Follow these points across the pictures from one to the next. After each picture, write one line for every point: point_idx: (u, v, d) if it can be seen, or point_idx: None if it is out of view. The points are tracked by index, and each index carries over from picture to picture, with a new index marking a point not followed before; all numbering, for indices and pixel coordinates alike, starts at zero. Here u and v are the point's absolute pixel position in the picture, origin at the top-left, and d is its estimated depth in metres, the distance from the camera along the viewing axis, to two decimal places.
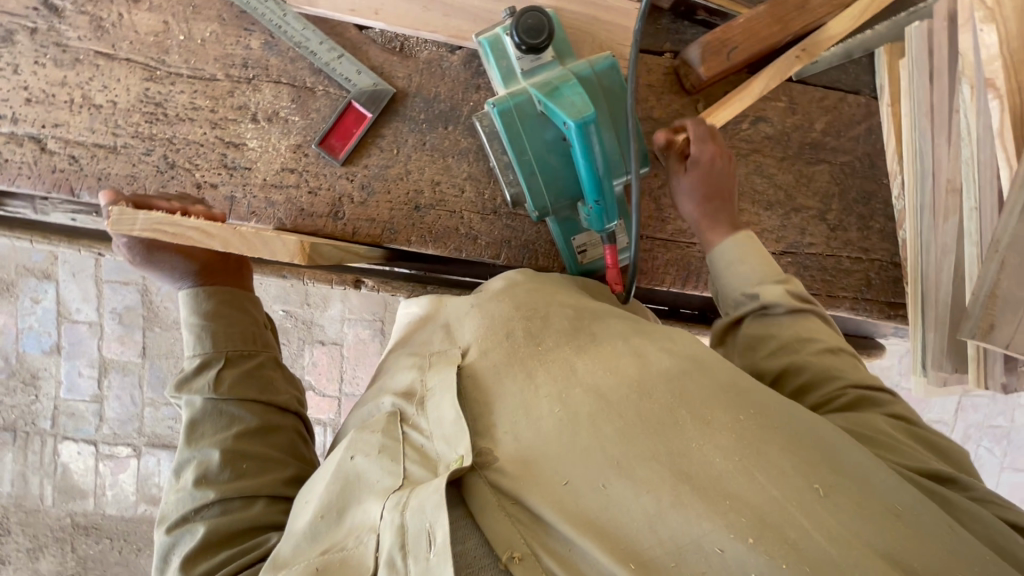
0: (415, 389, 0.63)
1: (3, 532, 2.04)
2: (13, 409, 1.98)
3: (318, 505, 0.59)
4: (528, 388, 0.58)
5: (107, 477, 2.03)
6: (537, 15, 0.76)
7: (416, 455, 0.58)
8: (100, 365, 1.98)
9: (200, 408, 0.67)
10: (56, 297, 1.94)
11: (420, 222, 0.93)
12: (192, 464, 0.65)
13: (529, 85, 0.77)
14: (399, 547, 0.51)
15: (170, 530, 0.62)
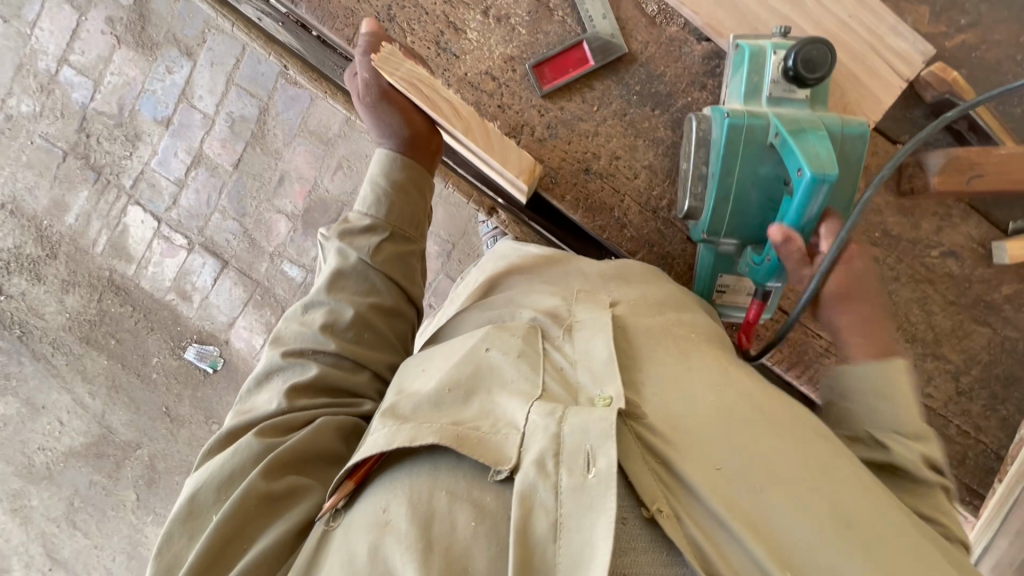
0: (561, 317, 0.82)
1: (49, 256, 2.16)
2: (107, 156, 2.07)
3: (455, 380, 0.73)
4: (683, 370, 0.73)
5: (155, 255, 2.13)
6: (822, 49, 0.70)
7: (556, 374, 0.72)
8: (195, 155, 2.04)
9: (351, 265, 0.89)
10: (187, 76, 1.99)
11: (582, 186, 0.91)
12: (325, 311, 0.88)
13: (774, 113, 0.73)
14: (553, 452, 0.61)
15: (286, 356, 0.86)
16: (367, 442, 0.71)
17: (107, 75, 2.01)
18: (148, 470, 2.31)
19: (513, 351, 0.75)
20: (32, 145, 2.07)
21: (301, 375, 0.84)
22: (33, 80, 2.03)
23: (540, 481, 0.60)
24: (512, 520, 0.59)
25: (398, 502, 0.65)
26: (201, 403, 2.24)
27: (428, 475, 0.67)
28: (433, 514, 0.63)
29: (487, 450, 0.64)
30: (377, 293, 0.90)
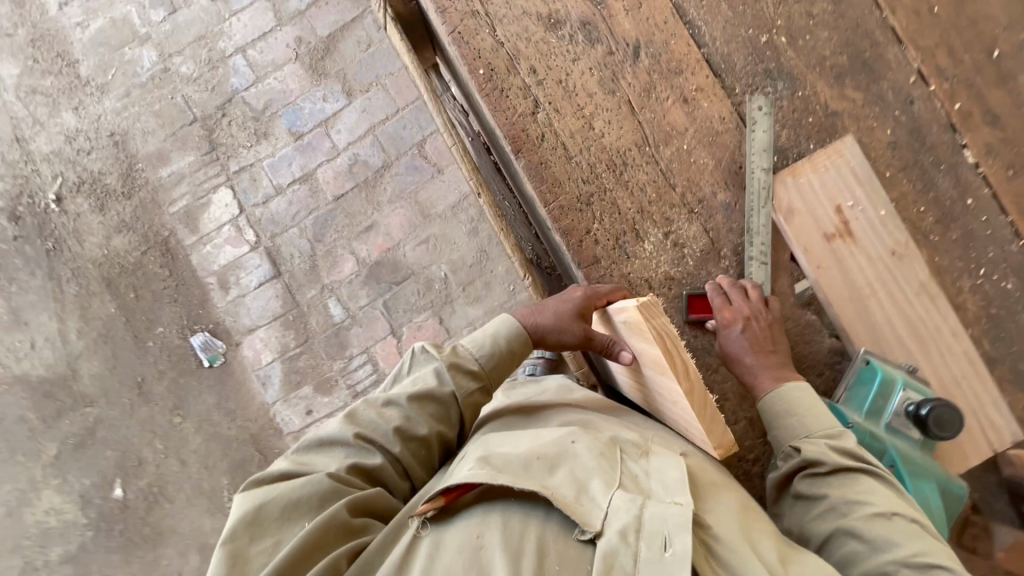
0: (638, 441, 0.95)
1: (123, 194, 2.19)
2: (229, 138, 2.18)
3: (545, 453, 0.88)
4: (743, 516, 0.85)
5: (219, 238, 2.17)
6: (949, 413, 0.80)
7: (632, 476, 0.86)
8: (306, 173, 2.15)
9: (442, 392, 1.00)
10: (337, 110, 2.16)
11: None
12: (402, 417, 0.98)
13: (891, 448, 0.87)
14: (635, 529, 0.77)
15: (357, 437, 0.96)
16: (463, 474, 0.85)
17: (270, 78, 2.18)
18: (84, 431, 2.17)
19: (598, 449, 0.89)
20: (171, 99, 2.20)
21: (365, 459, 0.95)
22: (206, 53, 2.20)
23: (621, 548, 0.75)
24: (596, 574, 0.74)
25: (490, 530, 0.80)
26: (177, 390, 2.15)
27: (519, 516, 0.81)
28: (527, 550, 0.77)
29: (580, 516, 0.79)
30: (448, 424, 1.01)
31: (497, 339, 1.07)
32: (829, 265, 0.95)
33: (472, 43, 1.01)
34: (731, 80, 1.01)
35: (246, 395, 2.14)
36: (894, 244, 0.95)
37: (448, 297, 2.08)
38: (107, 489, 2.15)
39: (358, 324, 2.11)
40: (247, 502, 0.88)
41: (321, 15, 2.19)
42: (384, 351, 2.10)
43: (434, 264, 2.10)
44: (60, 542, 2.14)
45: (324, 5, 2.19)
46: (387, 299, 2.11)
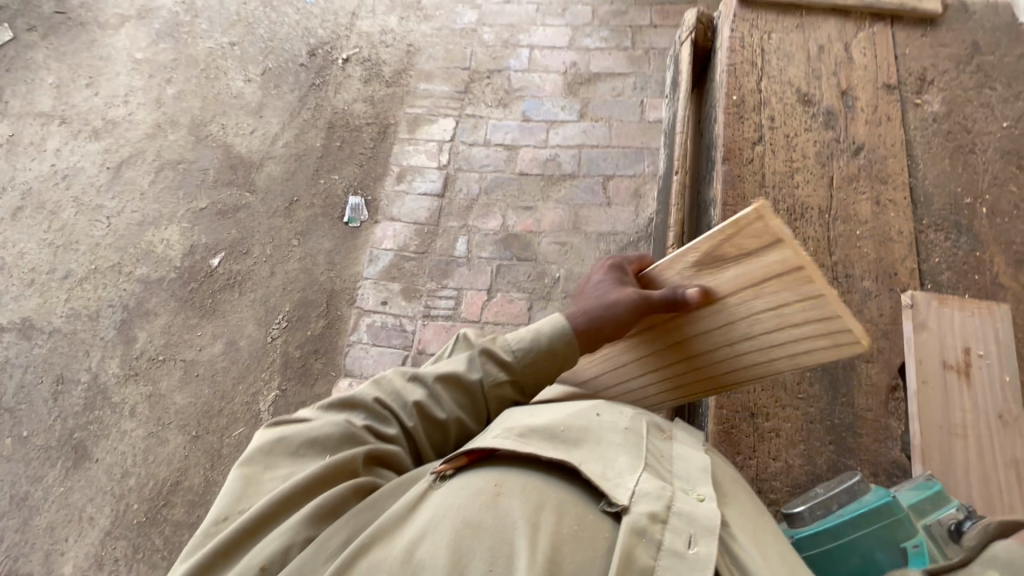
0: (664, 429, 0.86)
1: (386, 81, 2.75)
2: (480, 92, 2.68)
3: (569, 423, 0.80)
4: (765, 542, 0.74)
5: (422, 147, 2.60)
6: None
7: (654, 458, 0.78)
8: (513, 145, 2.55)
9: (470, 380, 0.97)
10: (565, 120, 2.58)
11: (742, 420, 1.05)
12: (423, 392, 0.95)
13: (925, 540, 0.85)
14: (659, 511, 0.69)
15: (375, 399, 0.94)
16: (484, 438, 0.79)
17: (536, 74, 2.69)
18: (231, 206, 2.58)
19: (622, 426, 0.81)
20: (463, 48, 2.78)
21: (381, 425, 0.92)
22: (507, 36, 2.79)
23: (645, 532, 0.67)
24: (621, 548, 0.65)
25: (510, 483, 0.72)
26: (311, 223, 2.51)
27: (540, 480, 0.73)
28: (543, 513, 0.68)
29: (607, 487, 0.71)
30: (472, 413, 0.97)
31: (539, 337, 1.00)
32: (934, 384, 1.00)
33: (739, 79, 1.28)
34: (923, 211, 1.15)
35: (352, 259, 2.42)
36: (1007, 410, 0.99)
37: (548, 294, 2.25)
38: (210, 254, 2.50)
39: (468, 267, 2.35)
40: (274, 430, 0.89)
41: (600, 59, 2.70)
42: (472, 299, 2.29)
43: (555, 264, 2.31)
44: (151, 266, 2.50)
45: (607, 54, 2.71)
46: (502, 264, 2.34)
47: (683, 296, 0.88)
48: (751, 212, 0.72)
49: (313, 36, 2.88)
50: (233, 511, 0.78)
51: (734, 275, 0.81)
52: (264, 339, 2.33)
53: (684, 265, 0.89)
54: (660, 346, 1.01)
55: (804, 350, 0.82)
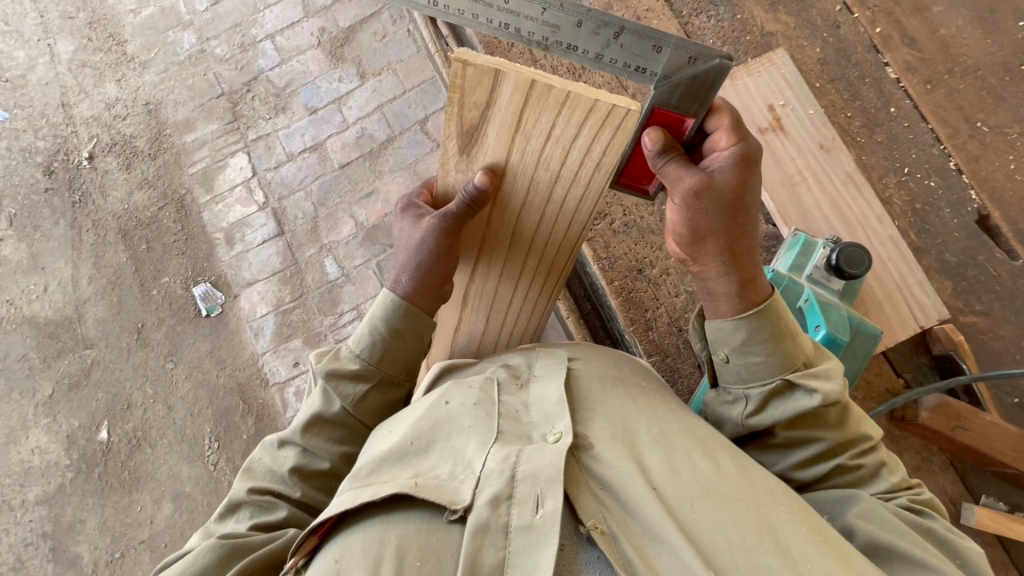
0: (520, 375, 0.93)
1: (149, 154, 2.39)
2: (251, 110, 2.40)
3: (417, 436, 0.83)
4: (620, 428, 0.83)
5: (231, 198, 2.33)
6: (856, 252, 0.96)
7: (511, 419, 0.84)
8: (317, 143, 2.34)
9: (333, 413, 1.02)
10: (350, 90, 2.38)
11: (634, 281, 1.16)
12: (297, 453, 1.01)
13: (809, 287, 0.99)
14: (507, 489, 0.73)
15: (252, 492, 0.99)
16: (332, 502, 0.79)
17: (293, 60, 2.42)
18: (80, 373, 2.25)
19: (471, 403, 0.86)
20: (203, 76, 2.44)
21: (269, 514, 0.97)
22: (240, 38, 2.47)
23: (493, 521, 0.71)
24: (464, 554, 0.69)
25: (350, 550, 0.73)
26: (174, 337, 2.24)
27: (378, 527, 0.74)
28: (386, 557, 0.70)
29: (441, 493, 0.74)
30: (348, 443, 1.04)
31: (375, 326, 1.03)
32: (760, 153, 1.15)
33: None
34: None
35: (238, 344, 2.22)
36: (820, 141, 1.16)
37: None
38: (93, 431, 2.20)
39: (351, 282, 2.21)
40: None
41: (344, 11, 2.46)
42: None
43: None
44: (39, 482, 2.18)
45: (348, 2, 2.47)
46: (380, 260, 2.22)
47: (474, 186, 0.90)
48: (456, 66, 0.79)
49: (36, 153, 2.42)
50: None
51: (495, 128, 0.86)
52: (207, 471, 2.13)
53: (455, 164, 0.93)
54: (503, 253, 1.05)
55: (598, 156, 0.87)
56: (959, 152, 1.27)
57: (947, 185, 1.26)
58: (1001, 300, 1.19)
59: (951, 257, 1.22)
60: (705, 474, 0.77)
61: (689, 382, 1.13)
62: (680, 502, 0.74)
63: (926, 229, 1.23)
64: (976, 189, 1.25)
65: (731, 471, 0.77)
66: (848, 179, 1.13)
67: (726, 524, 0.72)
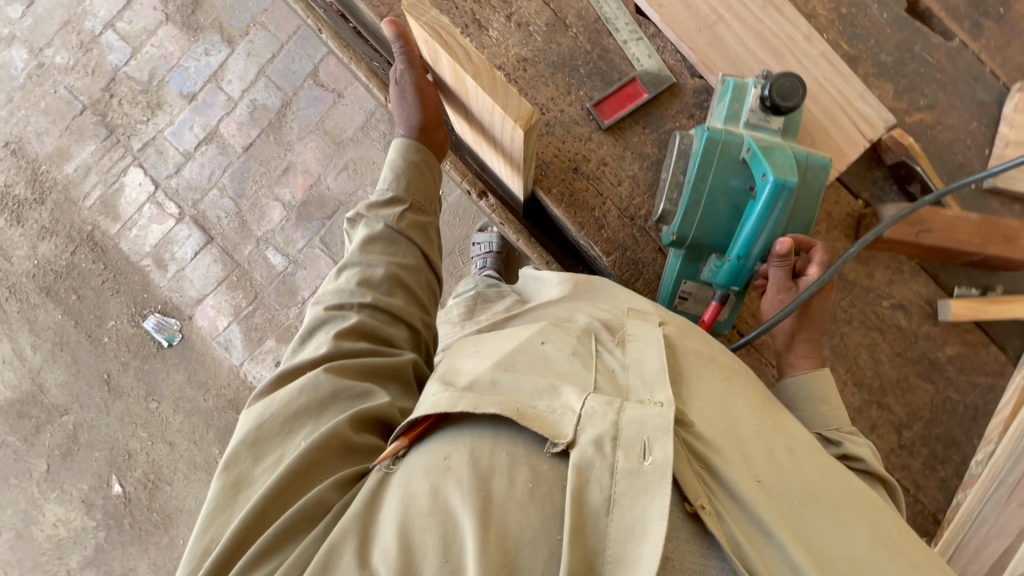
0: (613, 328, 0.90)
1: (36, 200, 2.15)
2: (124, 117, 2.13)
3: (512, 363, 0.78)
4: (723, 407, 0.80)
5: (143, 219, 2.13)
6: (786, 81, 0.88)
7: (608, 373, 0.79)
8: (210, 132, 2.11)
9: (379, 232, 0.99)
10: (222, 61, 2.10)
11: (570, 181, 1.09)
12: (357, 269, 0.96)
13: (748, 135, 0.92)
14: (612, 436, 0.67)
15: (327, 310, 0.92)
16: (426, 402, 0.75)
17: (146, 45, 2.12)
18: (68, 440, 2.15)
19: (570, 351, 0.81)
20: (55, 94, 2.14)
21: (344, 321, 0.91)
22: (76, 37, 2.14)
23: (597, 460, 0.65)
24: (569, 490, 0.63)
25: (460, 451, 0.69)
26: (145, 377, 2.13)
27: (489, 436, 0.70)
28: (496, 471, 0.66)
29: (548, 425, 0.68)
30: (401, 255, 1.00)
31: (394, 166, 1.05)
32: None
33: None
34: None
35: (212, 363, 2.12)
36: None
37: None
38: (106, 488, 2.14)
39: (302, 267, 2.08)
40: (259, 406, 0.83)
41: None
42: None
43: (360, 189, 2.06)
44: (75, 549, 2.13)
45: None
46: (322, 236, 2.08)
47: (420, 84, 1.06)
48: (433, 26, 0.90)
49: None
50: (252, 477, 0.77)
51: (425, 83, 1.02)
52: None
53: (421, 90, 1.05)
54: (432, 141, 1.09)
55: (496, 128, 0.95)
56: None
57: None
58: (943, 88, 1.15)
59: (887, 57, 1.15)
60: (807, 474, 0.75)
61: (655, 268, 1.10)
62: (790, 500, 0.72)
63: (857, 34, 1.15)
64: None
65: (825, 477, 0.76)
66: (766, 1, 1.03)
67: (834, 531, 0.70)
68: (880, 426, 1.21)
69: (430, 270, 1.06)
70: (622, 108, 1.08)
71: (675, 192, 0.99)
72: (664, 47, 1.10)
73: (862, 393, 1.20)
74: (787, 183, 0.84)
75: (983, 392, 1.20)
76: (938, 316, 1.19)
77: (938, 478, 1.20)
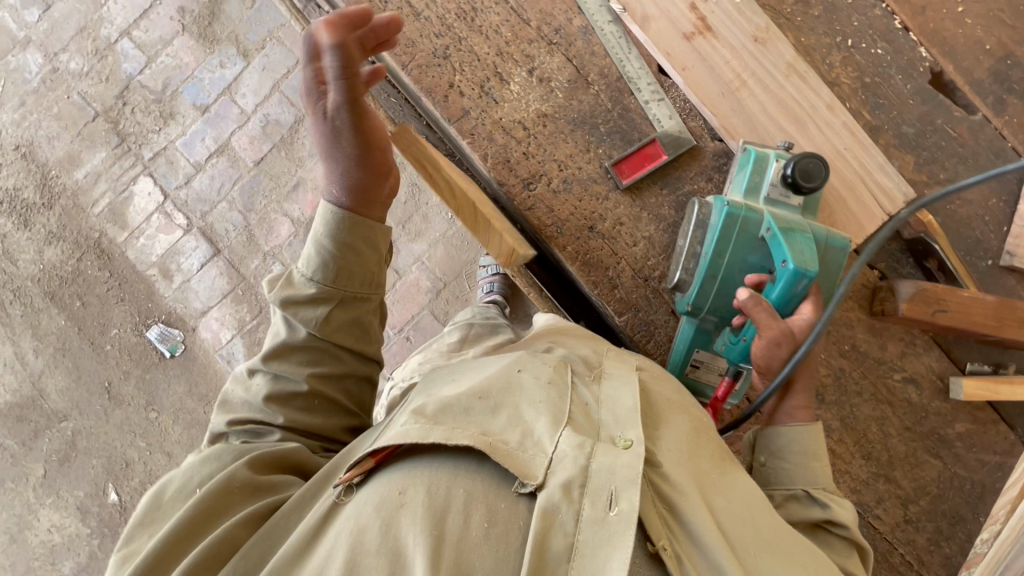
0: (590, 365, 0.92)
1: (44, 204, 2.14)
2: (136, 125, 2.12)
3: (489, 391, 0.80)
4: (692, 448, 0.82)
5: (150, 228, 2.13)
6: (811, 163, 0.89)
7: (581, 403, 0.81)
8: (221, 145, 2.10)
9: (300, 341, 0.88)
10: (237, 74, 2.10)
11: (585, 240, 1.09)
12: (267, 378, 0.89)
13: (767, 212, 0.93)
14: (580, 483, 0.69)
15: (233, 423, 0.90)
16: (393, 432, 0.75)
17: (161, 54, 2.11)
18: (66, 446, 2.15)
19: (546, 379, 0.83)
20: (67, 99, 2.14)
21: (260, 436, 0.87)
22: (91, 43, 2.13)
23: (563, 504, 0.67)
24: (533, 536, 0.65)
25: (415, 488, 0.69)
26: (146, 386, 2.13)
27: (445, 474, 0.71)
28: (451, 508, 0.68)
29: (519, 464, 0.70)
30: (323, 361, 0.90)
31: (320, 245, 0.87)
32: (690, 62, 1.04)
33: None
34: None
35: (213, 375, 2.11)
36: (753, 32, 1.04)
37: None
38: (102, 496, 2.14)
39: None
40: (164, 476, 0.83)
41: None
42: None
43: None
44: (69, 555, 2.13)
45: None
46: None
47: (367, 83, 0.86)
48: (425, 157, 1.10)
49: None
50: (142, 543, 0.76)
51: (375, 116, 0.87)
52: None
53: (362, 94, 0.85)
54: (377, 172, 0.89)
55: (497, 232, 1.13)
56: (904, 7, 1.16)
57: (895, 48, 1.15)
58: (964, 162, 1.14)
59: (909, 128, 1.14)
60: (761, 520, 0.77)
61: (666, 329, 1.11)
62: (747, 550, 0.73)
63: (880, 103, 1.15)
64: (926, 45, 1.16)
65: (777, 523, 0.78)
66: (789, 69, 1.04)
67: (784, 573, 0.71)
68: (885, 498, 1.21)
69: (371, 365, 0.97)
70: (640, 169, 1.08)
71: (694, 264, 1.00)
72: (686, 108, 1.10)
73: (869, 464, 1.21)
74: (810, 269, 0.85)
75: (991, 469, 1.21)
76: (950, 393, 1.19)
77: (942, 552, 1.22)
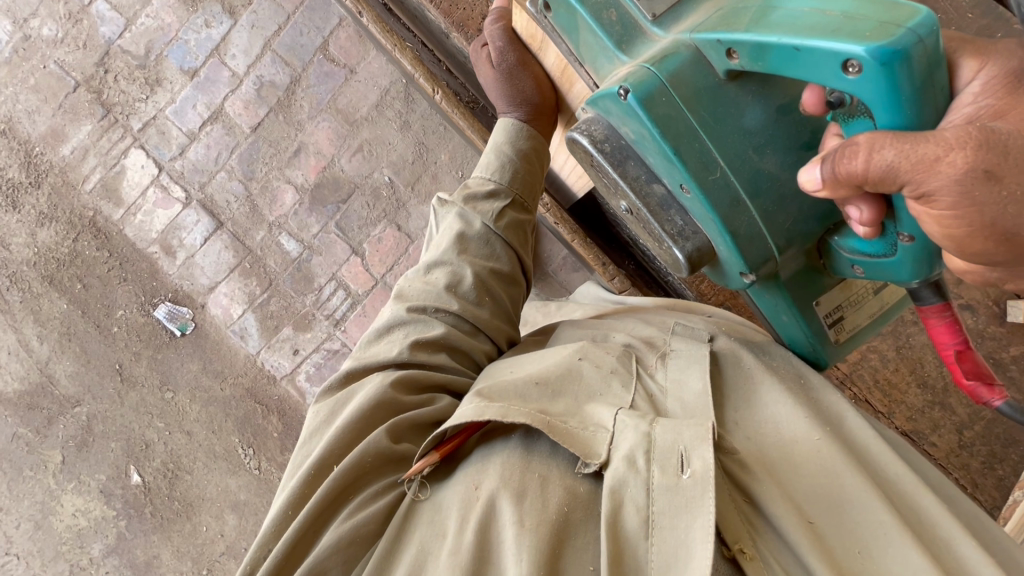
0: (657, 346, 0.99)
1: (30, 184, 2.04)
2: (121, 94, 2.00)
3: (549, 377, 0.89)
4: (762, 416, 0.90)
5: (147, 204, 2.04)
6: None
7: (648, 394, 0.89)
8: (214, 111, 2.00)
9: (475, 230, 1.10)
10: (224, 33, 1.98)
11: None
12: (444, 271, 1.07)
13: (687, 43, 0.77)
14: (645, 451, 0.73)
15: (410, 311, 1.03)
16: (455, 414, 0.85)
17: (141, 16, 1.98)
18: (82, 431, 2.11)
19: (606, 368, 0.92)
20: (44, 69, 2.00)
21: (426, 331, 1.01)
22: (63, 7, 1.99)
23: (631, 478, 0.72)
24: (605, 511, 0.72)
25: (489, 480, 0.79)
26: (159, 367, 2.08)
27: (519, 459, 0.80)
28: (527, 494, 0.76)
29: (580, 440, 0.78)
30: (493, 258, 1.11)
31: (501, 152, 1.15)
32: None
33: None
34: None
35: (228, 352, 2.07)
36: None
37: (400, 202, 1.97)
38: (124, 479, 2.11)
39: (318, 253, 2.01)
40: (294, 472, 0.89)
41: None
42: (352, 271, 2.01)
43: (375, 171, 1.97)
44: (96, 538, 2.11)
45: None
46: (338, 221, 2.00)
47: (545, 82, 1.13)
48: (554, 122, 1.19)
49: None
50: (261, 555, 0.83)
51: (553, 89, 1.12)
52: (255, 475, 2.08)
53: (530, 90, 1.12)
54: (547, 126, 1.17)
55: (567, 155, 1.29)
56: None
57: None
58: None
59: None
60: (827, 477, 0.83)
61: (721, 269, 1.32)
62: (841, 542, 0.78)
63: None
64: None
65: (862, 491, 0.81)
66: None
67: (860, 523, 0.79)
68: (941, 425, 1.42)
69: (502, 318, 1.11)
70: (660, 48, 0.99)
71: (668, 178, 0.82)
72: None
73: (918, 390, 1.42)
74: (903, 24, 0.59)
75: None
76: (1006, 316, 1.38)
77: (995, 475, 1.39)
